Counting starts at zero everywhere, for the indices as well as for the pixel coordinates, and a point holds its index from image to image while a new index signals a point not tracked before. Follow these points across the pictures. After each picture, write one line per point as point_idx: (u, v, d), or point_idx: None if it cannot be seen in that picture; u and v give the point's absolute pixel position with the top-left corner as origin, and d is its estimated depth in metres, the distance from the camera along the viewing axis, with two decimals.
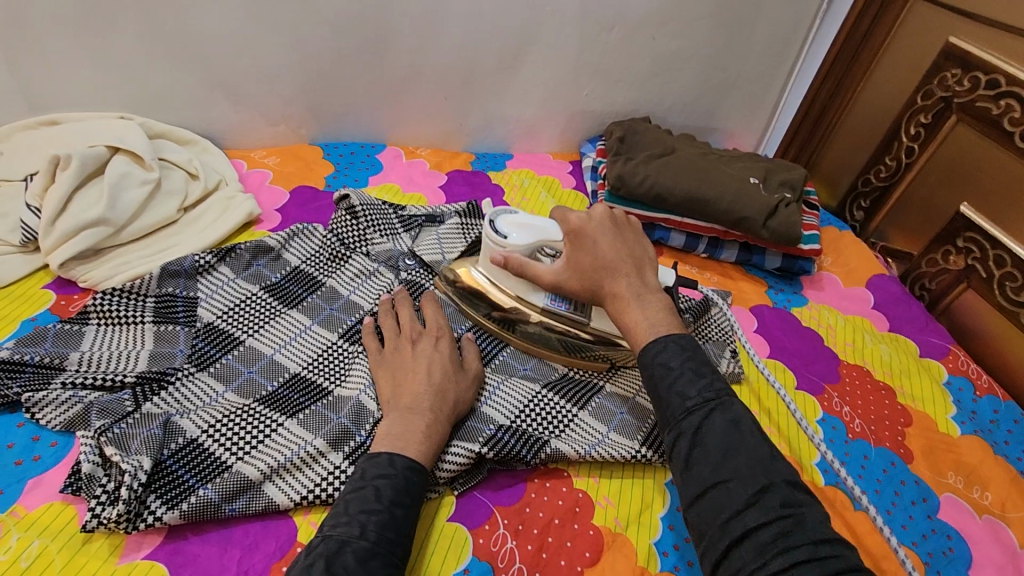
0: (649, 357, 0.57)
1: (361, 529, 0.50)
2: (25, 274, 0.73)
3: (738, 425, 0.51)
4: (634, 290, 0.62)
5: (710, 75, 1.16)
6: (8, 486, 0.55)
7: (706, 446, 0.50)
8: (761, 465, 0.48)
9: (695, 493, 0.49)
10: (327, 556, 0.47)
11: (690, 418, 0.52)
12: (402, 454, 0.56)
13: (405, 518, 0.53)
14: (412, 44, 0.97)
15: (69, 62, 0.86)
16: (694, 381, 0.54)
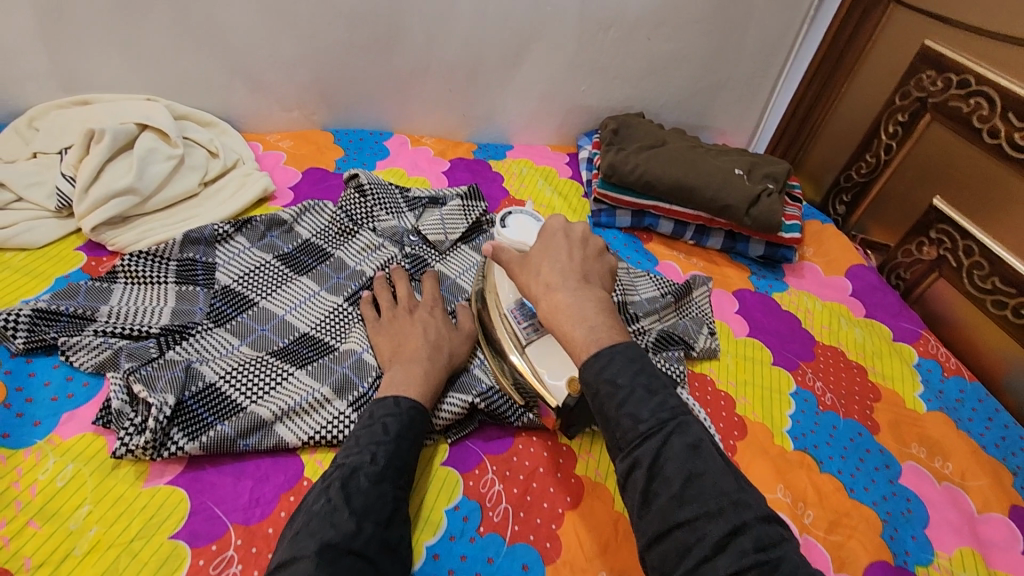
0: (594, 372, 0.52)
1: (372, 456, 0.55)
2: (59, 237, 0.79)
3: (697, 451, 0.47)
4: (571, 286, 0.60)
5: (702, 75, 1.22)
6: (45, 417, 0.61)
7: (667, 478, 0.46)
8: (727, 499, 0.45)
9: (655, 532, 0.45)
10: (341, 479, 0.52)
11: (646, 443, 0.48)
12: (406, 396, 0.62)
13: (409, 450, 0.58)
14: (420, 38, 1.03)
15: (102, 47, 0.92)
16: (646, 401, 0.50)
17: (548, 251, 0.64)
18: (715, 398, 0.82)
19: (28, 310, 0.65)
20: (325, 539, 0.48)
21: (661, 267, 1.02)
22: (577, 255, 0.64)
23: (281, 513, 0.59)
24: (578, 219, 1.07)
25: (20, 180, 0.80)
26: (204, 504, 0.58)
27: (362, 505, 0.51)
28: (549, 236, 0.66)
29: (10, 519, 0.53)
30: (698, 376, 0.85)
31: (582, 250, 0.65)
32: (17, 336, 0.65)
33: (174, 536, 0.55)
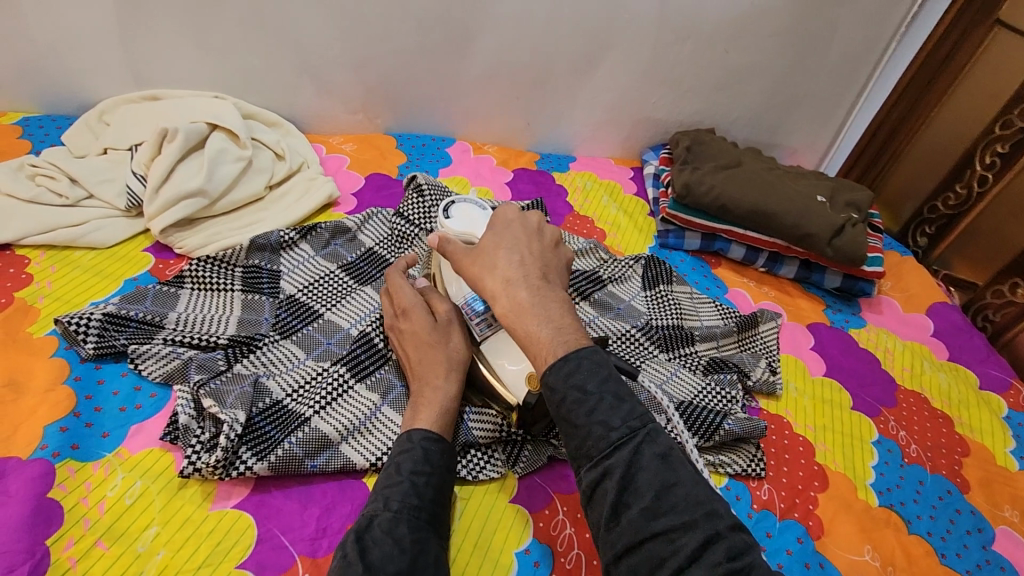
0: (561, 376, 0.48)
1: (385, 501, 0.51)
2: (127, 237, 0.78)
3: (669, 461, 0.44)
4: (532, 285, 0.53)
5: (779, 91, 1.16)
6: (114, 429, 0.59)
7: (638, 490, 0.43)
8: (700, 509, 0.42)
9: (625, 546, 0.42)
10: (356, 530, 0.48)
11: (616, 453, 0.44)
12: (417, 428, 0.58)
13: (427, 487, 0.53)
14: (491, 43, 1.00)
15: (175, 42, 0.91)
16: (617, 407, 0.46)
17: (502, 243, 0.57)
18: (795, 444, 0.77)
19: (99, 315, 0.64)
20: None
21: (731, 295, 0.97)
22: (535, 247, 0.57)
23: None
24: (644, 239, 1.03)
25: (92, 176, 0.79)
26: (270, 532, 0.56)
27: (378, 558, 0.46)
28: (502, 225, 0.59)
29: (79, 539, 0.51)
30: (774, 416, 0.79)
31: (539, 241, 0.58)
32: (88, 340, 0.63)
33: (240, 565, 0.53)
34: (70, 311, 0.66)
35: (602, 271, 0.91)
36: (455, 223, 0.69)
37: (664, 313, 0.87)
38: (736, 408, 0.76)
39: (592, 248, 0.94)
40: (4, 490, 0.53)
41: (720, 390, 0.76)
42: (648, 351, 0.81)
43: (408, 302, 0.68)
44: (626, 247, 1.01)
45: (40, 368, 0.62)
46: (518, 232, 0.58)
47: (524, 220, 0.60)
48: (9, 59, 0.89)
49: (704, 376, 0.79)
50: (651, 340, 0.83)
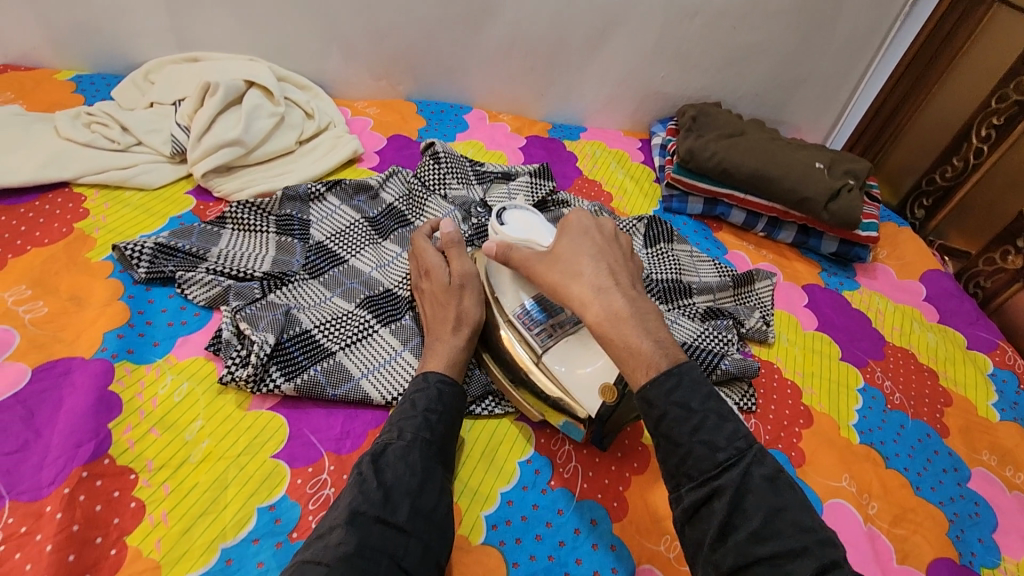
0: (662, 392, 0.49)
1: (399, 432, 0.56)
2: (171, 181, 0.85)
3: (774, 483, 0.47)
4: (625, 295, 0.55)
5: (785, 68, 1.20)
6: (163, 340, 0.67)
7: (746, 511, 0.46)
8: (810, 536, 0.45)
9: (730, 566, 0.45)
10: (371, 453, 0.55)
11: (725, 473, 0.47)
12: (433, 371, 0.63)
13: (439, 422, 0.59)
14: (509, 15, 1.05)
15: (215, 8, 0.98)
16: (720, 427, 0.48)
17: (583, 251, 0.59)
18: (783, 386, 0.82)
19: (151, 243, 0.71)
20: (353, 507, 0.50)
21: (730, 257, 1.02)
22: (613, 257, 0.59)
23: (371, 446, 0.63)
24: (649, 203, 1.08)
25: (141, 126, 0.86)
26: (301, 430, 0.63)
27: (391, 479, 0.53)
28: (579, 232, 0.61)
29: (135, 426, 0.59)
30: (765, 362, 0.84)
31: (617, 250, 0.61)
32: (141, 265, 0.71)
33: (274, 456, 0.60)
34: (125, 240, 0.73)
35: None
36: (513, 228, 0.70)
37: (664, 268, 0.92)
38: (733, 351, 0.81)
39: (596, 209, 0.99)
40: (71, 383, 0.60)
41: (719, 334, 0.82)
42: None
43: (431, 263, 0.73)
44: (632, 210, 1.06)
45: (97, 287, 0.69)
46: (596, 239, 0.61)
47: (600, 228, 0.62)
48: (63, 17, 0.97)
49: (702, 323, 0.84)
50: (652, 292, 0.88)
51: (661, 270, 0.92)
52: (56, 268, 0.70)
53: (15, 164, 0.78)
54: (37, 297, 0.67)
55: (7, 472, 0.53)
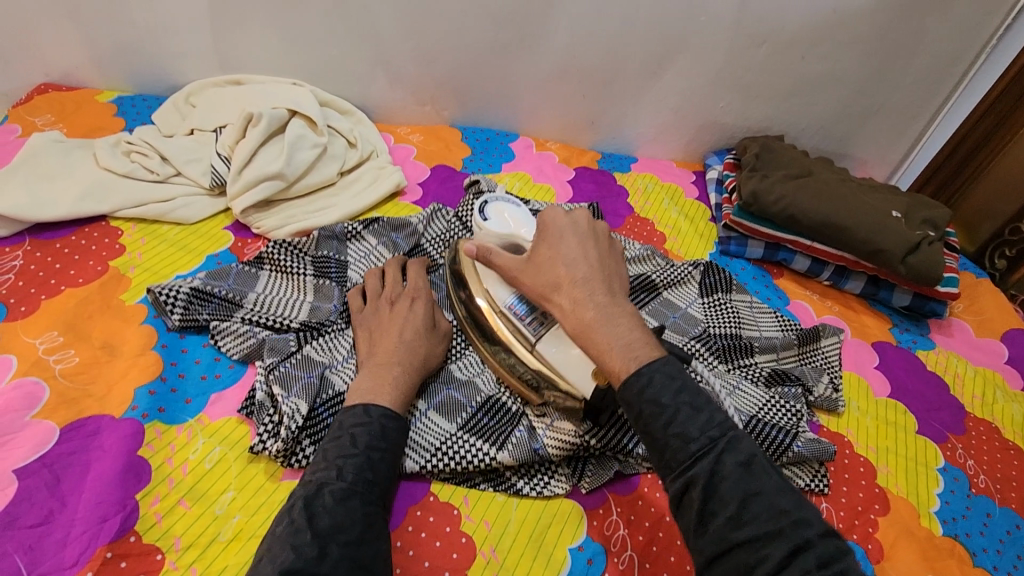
0: (634, 391, 0.48)
1: (338, 472, 0.50)
2: (210, 214, 0.82)
3: (750, 468, 0.44)
4: (598, 302, 0.53)
5: (855, 100, 1.12)
6: (196, 396, 0.63)
7: (723, 499, 0.43)
8: (786, 518, 0.42)
9: (714, 552, 0.42)
10: (305, 498, 0.48)
11: (698, 463, 0.44)
12: (378, 403, 0.57)
13: (381, 462, 0.53)
14: (563, 41, 1.00)
15: (260, 30, 0.95)
16: (694, 417, 0.46)
17: (559, 256, 0.56)
18: (855, 464, 0.75)
19: (187, 289, 0.68)
20: (286, 565, 0.43)
21: (793, 307, 0.94)
22: (591, 256, 0.56)
23: (411, 525, 0.58)
24: (705, 245, 1.01)
25: (181, 155, 0.83)
26: None
27: (329, 526, 0.46)
28: (555, 234, 0.58)
29: (164, 497, 0.55)
30: (835, 435, 0.77)
31: (595, 247, 0.57)
32: (175, 311, 0.67)
33: None
34: (160, 281, 0.70)
35: (656, 275, 0.90)
36: (493, 225, 0.68)
37: (721, 321, 0.86)
38: (803, 424, 0.74)
39: (649, 253, 0.93)
40: (99, 445, 0.57)
41: (784, 403, 0.75)
42: (708, 362, 0.79)
43: (421, 292, 0.71)
44: (686, 252, 0.99)
45: (130, 334, 0.66)
46: (572, 239, 0.57)
47: (575, 224, 0.59)
48: (108, 37, 0.95)
49: (767, 388, 0.78)
50: (710, 350, 0.81)
51: (719, 326, 0.85)
52: (89, 311, 0.67)
53: (52, 196, 0.75)
54: (68, 345, 0.64)
55: (29, 549, 0.50)
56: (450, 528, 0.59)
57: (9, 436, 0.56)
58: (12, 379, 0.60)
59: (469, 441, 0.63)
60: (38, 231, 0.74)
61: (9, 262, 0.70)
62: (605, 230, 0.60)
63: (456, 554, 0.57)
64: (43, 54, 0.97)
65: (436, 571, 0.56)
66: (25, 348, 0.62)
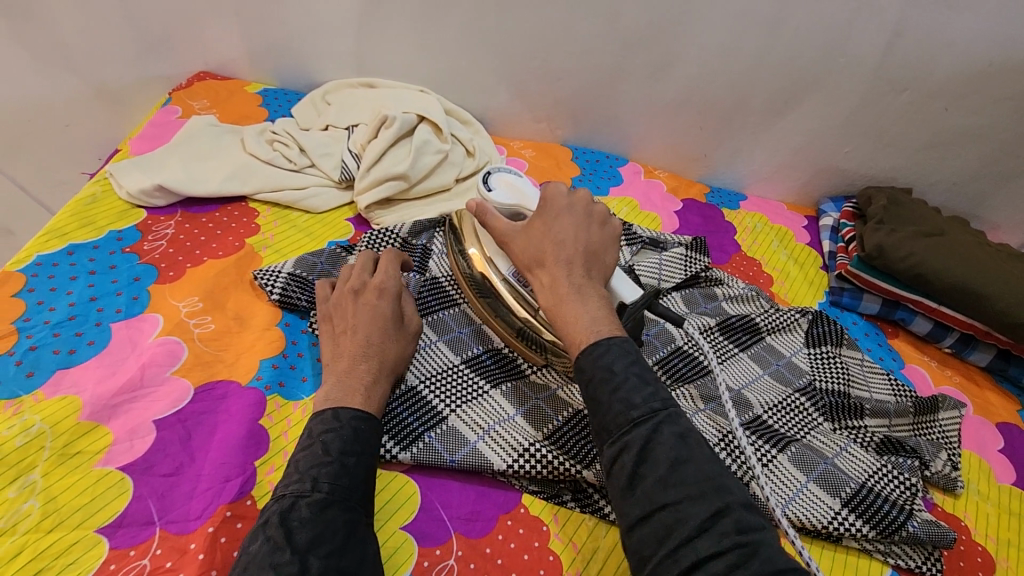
0: (590, 359, 0.52)
1: (312, 483, 0.49)
2: (336, 206, 0.87)
3: (686, 440, 0.47)
4: (575, 281, 0.57)
5: (998, 160, 1.04)
6: (312, 375, 0.66)
7: (655, 461, 0.46)
8: (710, 482, 0.45)
9: (638, 515, 0.45)
10: (280, 514, 0.47)
11: (636, 429, 0.48)
12: (346, 407, 0.56)
13: (357, 466, 0.51)
14: (691, 73, 0.99)
15: (401, 39, 1.00)
16: (641, 388, 0.50)
17: (550, 235, 0.61)
18: (972, 552, 0.69)
19: (286, 274, 0.71)
20: None
21: (908, 371, 0.88)
22: (581, 239, 0.60)
23: (500, 534, 0.58)
24: (814, 293, 0.97)
25: (317, 148, 0.89)
26: (432, 502, 0.60)
27: (308, 539, 0.45)
28: (552, 213, 0.62)
29: (278, 467, 0.58)
30: (950, 517, 0.72)
31: (587, 235, 0.61)
32: (274, 291, 0.71)
33: (404, 528, 0.57)
34: (265, 266, 0.74)
35: (760, 318, 0.86)
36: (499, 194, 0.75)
37: (829, 376, 0.81)
38: (918, 500, 0.69)
39: (753, 293, 0.90)
40: (226, 409, 0.61)
41: (898, 475, 0.70)
42: (812, 419, 0.76)
43: (389, 284, 0.67)
44: (793, 298, 0.95)
45: (258, 309, 0.71)
46: (573, 223, 0.61)
47: (570, 208, 0.62)
48: (266, 34, 1.03)
49: (879, 457, 0.73)
50: (816, 407, 0.77)
51: (826, 382, 0.81)
52: (225, 283, 0.72)
53: (203, 174, 0.82)
54: (206, 311, 0.69)
55: (161, 496, 0.53)
56: (539, 543, 0.59)
57: (152, 388, 0.61)
58: (157, 337, 0.65)
59: (556, 455, 0.62)
60: (188, 205, 0.81)
61: (163, 230, 0.77)
62: (602, 209, 0.64)
63: (544, 571, 0.57)
64: (207, 44, 1.06)
65: None
66: (171, 310, 0.68)
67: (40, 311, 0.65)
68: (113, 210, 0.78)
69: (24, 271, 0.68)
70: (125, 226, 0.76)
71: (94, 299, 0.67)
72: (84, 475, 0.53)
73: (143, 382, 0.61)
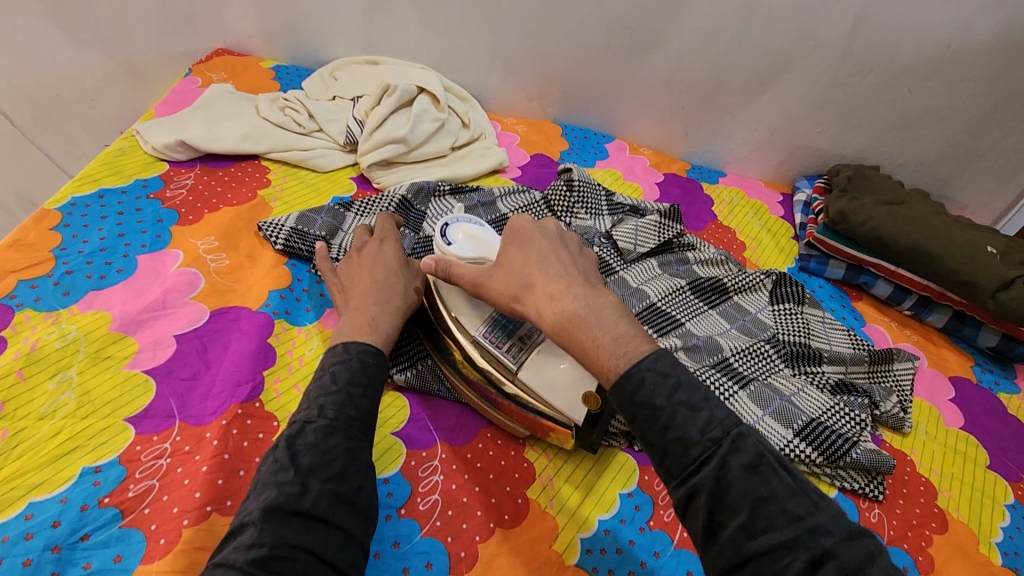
0: (628, 395, 0.47)
1: (318, 410, 0.52)
2: (340, 166, 0.95)
3: (756, 470, 0.43)
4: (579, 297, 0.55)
5: (961, 141, 1.11)
6: (314, 307, 0.73)
7: (730, 507, 0.42)
8: (801, 523, 0.40)
9: (726, 566, 0.41)
10: (287, 438, 0.50)
11: (702, 469, 0.43)
12: (355, 342, 0.59)
13: (362, 398, 0.54)
14: (673, 53, 1.07)
15: (404, 18, 1.08)
16: (693, 418, 0.45)
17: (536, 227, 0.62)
18: (915, 481, 0.75)
19: (289, 227, 0.78)
20: (268, 501, 0.46)
21: (868, 329, 0.95)
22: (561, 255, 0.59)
23: (480, 443, 0.65)
24: (783, 259, 1.04)
25: (325, 114, 0.97)
26: (419, 414, 0.66)
27: (311, 462, 0.48)
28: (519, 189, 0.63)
29: (283, 378, 0.65)
30: (897, 451, 0.78)
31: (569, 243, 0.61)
32: (278, 241, 0.78)
33: (394, 434, 0.64)
34: (270, 218, 0.81)
35: (727, 279, 0.93)
36: (459, 246, 0.67)
37: (791, 329, 0.88)
38: (866, 434, 0.76)
39: (723, 257, 0.96)
40: (238, 328, 0.68)
41: (849, 411, 0.77)
42: (774, 364, 0.82)
43: (388, 235, 0.74)
44: (764, 262, 1.02)
45: (267, 253, 0.78)
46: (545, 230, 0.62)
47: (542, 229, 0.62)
48: (280, 15, 1.12)
49: (833, 396, 0.79)
50: (778, 353, 0.84)
51: (789, 335, 0.87)
52: (238, 227, 0.80)
53: (220, 133, 0.90)
54: (221, 249, 0.76)
55: (180, 395, 0.61)
56: (515, 452, 0.65)
57: (172, 309, 0.68)
58: (178, 268, 0.72)
59: None
60: (206, 161, 0.89)
61: (183, 181, 0.85)
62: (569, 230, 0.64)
63: (518, 474, 0.64)
64: (226, 24, 1.14)
65: (498, 484, 0.62)
66: (190, 247, 0.75)
67: (75, 243, 0.72)
68: (139, 163, 0.86)
69: (59, 209, 0.76)
70: (149, 176, 0.84)
71: (121, 236, 0.74)
72: (113, 375, 0.61)
73: (165, 304, 0.68)
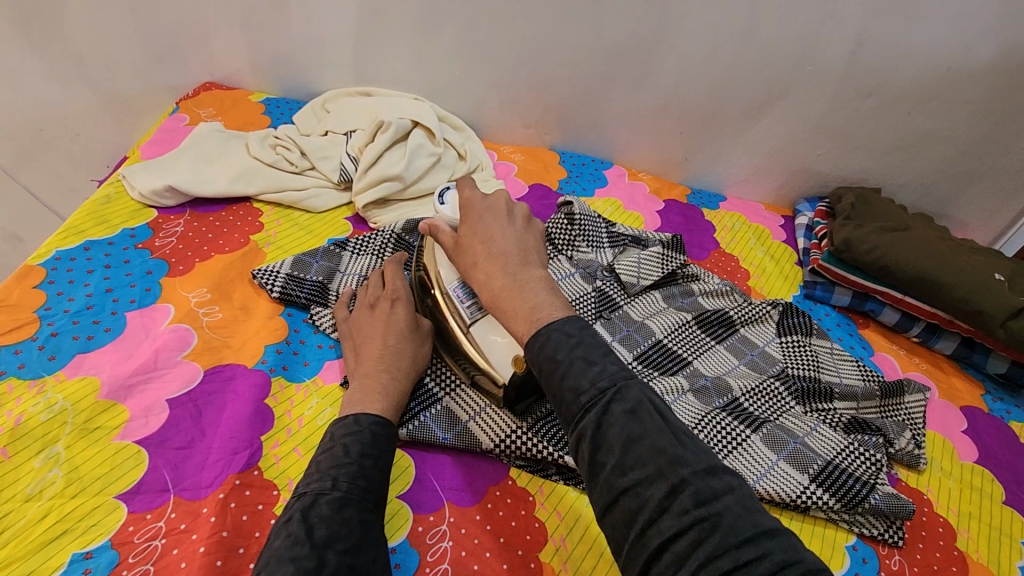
0: (536, 350, 0.50)
1: (331, 482, 0.51)
2: (336, 205, 0.92)
3: (636, 415, 0.45)
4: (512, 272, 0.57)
5: (961, 161, 1.10)
6: (313, 361, 0.71)
7: (609, 447, 0.44)
8: (665, 456, 0.42)
9: (604, 504, 0.43)
10: (301, 510, 0.48)
11: (586, 415, 0.45)
12: (367, 412, 0.58)
13: (374, 469, 0.53)
14: (670, 80, 1.05)
15: (397, 49, 1.06)
16: (584, 370, 0.47)
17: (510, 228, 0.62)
18: (933, 522, 0.73)
19: (285, 273, 0.76)
20: None
21: (877, 358, 0.93)
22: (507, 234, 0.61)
23: (489, 503, 0.63)
24: (788, 287, 1.02)
25: (318, 152, 0.94)
26: (426, 474, 0.64)
27: (326, 534, 0.46)
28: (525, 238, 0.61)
29: (282, 442, 0.62)
30: (913, 490, 0.76)
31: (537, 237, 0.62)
32: (274, 288, 0.75)
33: (400, 497, 0.61)
34: (264, 265, 0.78)
35: (734, 312, 0.91)
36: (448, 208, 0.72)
37: (800, 363, 0.86)
38: (882, 475, 0.74)
39: (728, 288, 0.95)
40: (234, 389, 0.65)
41: (864, 451, 0.75)
42: (785, 403, 0.80)
43: (400, 292, 0.73)
44: (769, 291, 1.01)
45: (262, 303, 0.75)
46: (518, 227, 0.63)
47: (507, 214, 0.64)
48: (270, 47, 1.09)
49: (847, 435, 0.77)
50: (789, 391, 0.82)
51: (799, 369, 0.85)
52: (232, 276, 0.77)
53: (211, 176, 0.87)
54: (214, 302, 0.73)
55: (175, 466, 0.58)
56: (526, 512, 0.63)
57: (164, 370, 0.65)
58: (169, 324, 0.69)
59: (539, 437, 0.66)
60: (196, 205, 0.86)
61: (172, 228, 0.82)
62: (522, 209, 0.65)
63: (530, 536, 0.61)
64: (214, 57, 1.12)
65: (509, 547, 0.60)
66: (181, 300, 0.73)
67: (60, 301, 0.69)
68: (126, 210, 0.83)
69: (44, 264, 0.73)
70: (137, 224, 0.81)
71: (109, 291, 0.72)
72: (102, 448, 0.58)
73: (156, 365, 0.65)
